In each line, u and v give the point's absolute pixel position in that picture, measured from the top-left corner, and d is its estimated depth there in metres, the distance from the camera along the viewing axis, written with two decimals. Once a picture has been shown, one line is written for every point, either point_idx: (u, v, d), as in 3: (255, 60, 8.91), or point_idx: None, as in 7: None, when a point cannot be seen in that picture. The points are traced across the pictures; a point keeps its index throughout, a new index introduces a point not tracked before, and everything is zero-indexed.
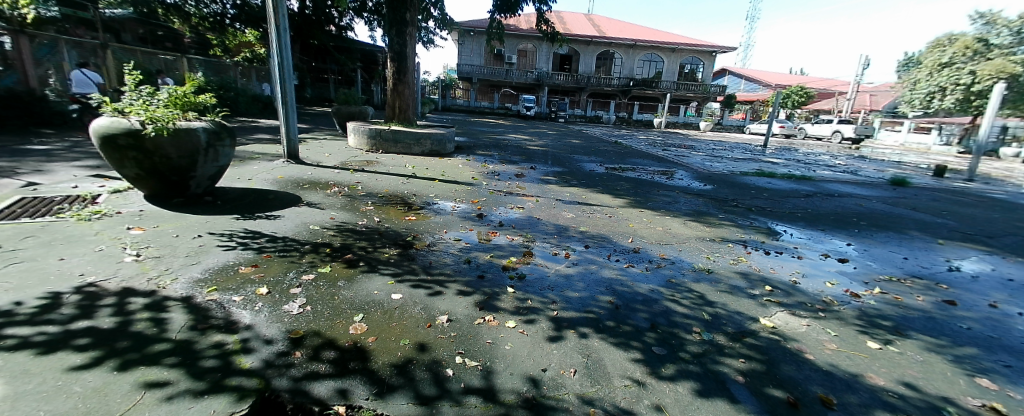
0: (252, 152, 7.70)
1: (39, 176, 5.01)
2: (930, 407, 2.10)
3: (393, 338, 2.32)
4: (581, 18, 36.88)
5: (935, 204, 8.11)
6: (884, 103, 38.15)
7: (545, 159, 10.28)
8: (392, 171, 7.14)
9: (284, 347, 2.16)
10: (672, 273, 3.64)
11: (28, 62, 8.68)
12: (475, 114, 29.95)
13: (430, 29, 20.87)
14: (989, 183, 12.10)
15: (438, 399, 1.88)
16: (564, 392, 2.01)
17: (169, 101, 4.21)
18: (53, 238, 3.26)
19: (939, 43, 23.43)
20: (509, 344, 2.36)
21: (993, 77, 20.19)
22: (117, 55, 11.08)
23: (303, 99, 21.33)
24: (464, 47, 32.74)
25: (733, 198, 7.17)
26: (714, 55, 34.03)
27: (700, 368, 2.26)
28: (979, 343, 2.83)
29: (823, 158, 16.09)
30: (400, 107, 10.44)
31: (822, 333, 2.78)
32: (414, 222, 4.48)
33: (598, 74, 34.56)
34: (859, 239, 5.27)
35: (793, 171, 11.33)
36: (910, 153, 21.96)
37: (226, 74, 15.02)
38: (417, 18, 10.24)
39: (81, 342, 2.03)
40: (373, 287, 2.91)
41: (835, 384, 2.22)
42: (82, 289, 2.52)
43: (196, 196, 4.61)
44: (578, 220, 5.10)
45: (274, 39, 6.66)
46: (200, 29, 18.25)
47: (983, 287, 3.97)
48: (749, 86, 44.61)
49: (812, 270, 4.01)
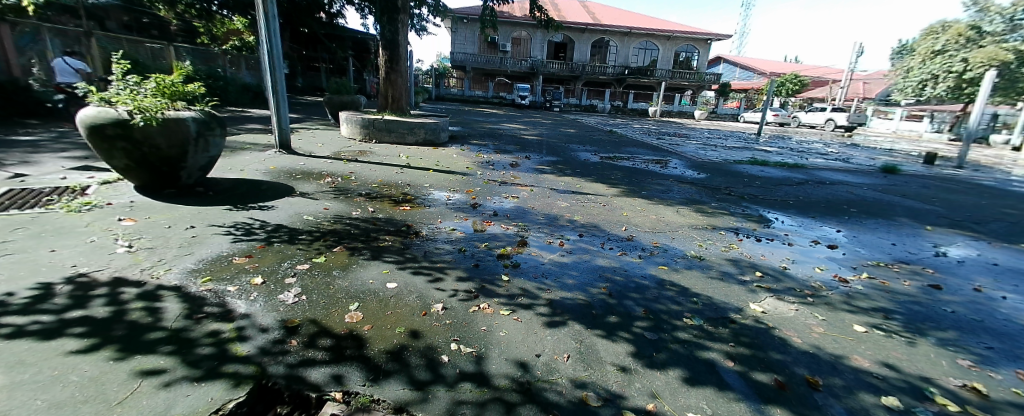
0: (242, 142, 7.62)
1: (26, 167, 4.94)
2: (911, 387, 2.17)
3: (388, 326, 2.34)
4: (576, 5, 36.42)
5: (925, 191, 8.21)
6: (876, 91, 38.39)
7: (540, 148, 10.28)
8: (385, 162, 7.10)
9: (280, 335, 2.18)
10: (664, 260, 3.70)
11: (11, 51, 8.49)
12: (470, 103, 29.81)
13: (423, 16, 20.50)
14: (979, 170, 12.27)
15: (432, 384, 1.91)
16: (558, 376, 2.05)
17: (157, 90, 4.15)
18: (43, 229, 3.23)
19: (932, 31, 23.42)
20: (504, 331, 2.39)
21: (984, 65, 20.37)
22: (102, 43, 10.76)
23: (294, 89, 21.22)
24: (457, 35, 32.25)
25: (726, 186, 7.22)
26: (710, 43, 33.84)
27: (688, 354, 2.30)
28: (964, 326, 2.90)
29: (815, 146, 16.21)
30: (393, 96, 10.38)
31: (810, 317, 2.84)
32: (409, 212, 4.50)
33: (593, 62, 34.32)
34: (849, 225, 5.35)
35: (786, 159, 11.46)
36: (901, 141, 22.24)
37: (214, 62, 14.75)
38: (408, 6, 10.07)
39: (78, 331, 2.04)
40: (368, 276, 2.92)
41: (821, 367, 2.28)
42: (73, 280, 2.51)
43: (188, 187, 4.58)
44: (573, 209, 5.13)
45: (263, 26, 6.51)
46: (185, 15, 17.15)
47: (968, 271, 4.06)
48: (744, 74, 44.47)
49: (802, 256, 4.07)
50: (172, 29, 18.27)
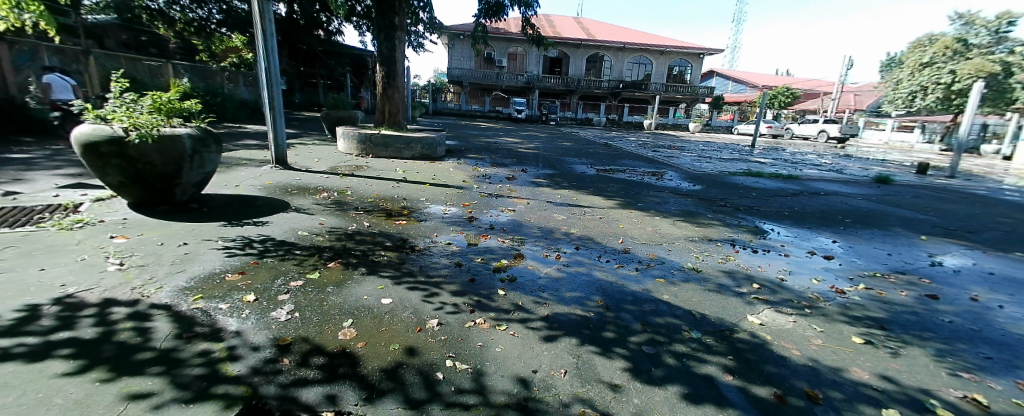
0: (238, 159, 7.60)
1: (19, 185, 4.92)
2: (911, 400, 2.14)
3: (383, 342, 2.31)
4: (571, 22, 37.15)
5: (919, 201, 8.28)
6: (868, 103, 38.92)
7: (537, 161, 10.34)
8: (382, 176, 7.11)
9: (272, 354, 2.14)
10: (661, 272, 3.69)
11: (8, 70, 8.58)
12: (466, 117, 30.09)
13: (419, 33, 20.77)
14: (972, 180, 12.40)
15: (428, 402, 1.88)
16: (555, 392, 2.02)
17: (153, 107, 4.17)
18: (33, 248, 3.19)
19: (919, 44, 23.99)
20: (500, 346, 2.36)
21: (972, 76, 20.82)
22: (101, 61, 10.84)
23: (291, 105, 21.42)
24: (454, 51, 32.68)
25: (722, 198, 7.26)
26: (702, 57, 34.42)
27: (687, 369, 2.28)
28: (961, 337, 2.88)
29: (809, 157, 16.37)
30: (389, 111, 10.42)
31: (808, 329, 2.83)
32: (404, 226, 4.49)
33: (588, 77, 34.75)
34: (845, 236, 5.38)
35: (780, 170, 11.53)
36: (893, 152, 22.50)
37: (212, 79, 14.86)
38: (405, 22, 10.19)
39: (64, 353, 2.00)
40: (362, 292, 2.89)
41: (820, 380, 2.26)
42: (62, 300, 2.47)
43: (182, 204, 4.55)
44: (569, 222, 5.13)
45: (260, 43, 6.56)
46: (185, 34, 17.73)
47: (963, 280, 4.06)
48: (737, 88, 45.12)
49: (798, 267, 4.07)
50: (171, 47, 18.08)
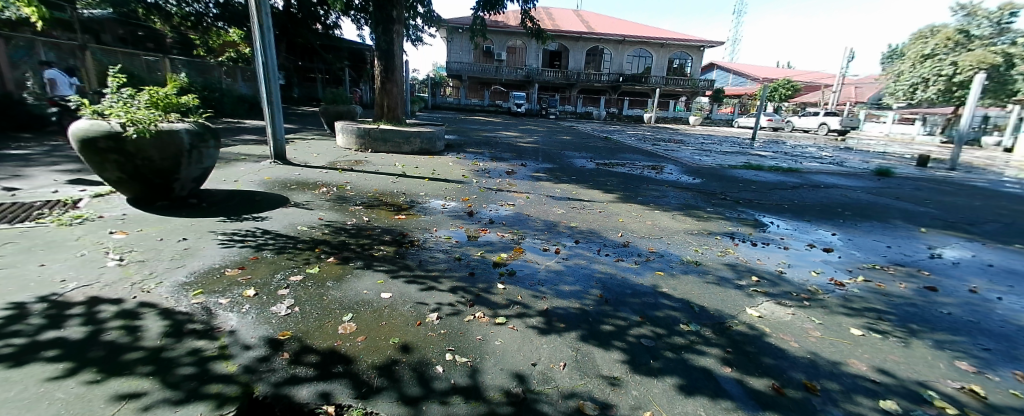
0: (237, 154, 7.58)
1: (18, 181, 4.91)
2: (910, 393, 2.14)
3: (382, 337, 2.32)
4: (570, 14, 36.91)
5: (919, 193, 8.27)
6: (868, 95, 38.78)
7: (536, 155, 10.32)
8: (381, 171, 7.09)
9: (265, 352, 2.14)
10: (660, 265, 3.69)
11: (6, 65, 8.52)
12: (466, 112, 29.99)
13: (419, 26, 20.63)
14: (972, 172, 12.38)
15: (423, 399, 1.89)
16: (552, 386, 2.03)
17: (151, 101, 4.12)
18: (32, 244, 3.20)
19: (921, 35, 23.79)
20: (499, 339, 2.37)
21: (974, 67, 20.71)
22: (98, 56, 10.69)
23: (291, 99, 21.31)
24: (453, 44, 32.44)
25: (721, 191, 7.25)
26: (702, 49, 34.22)
27: (684, 362, 2.28)
28: (959, 328, 2.89)
29: (809, 150, 16.31)
30: (389, 106, 10.37)
31: (806, 321, 2.84)
32: (404, 221, 4.48)
33: (588, 70, 34.57)
34: (844, 229, 5.37)
35: (781, 163, 11.50)
36: (894, 144, 22.44)
37: (211, 73, 14.69)
38: (404, 16, 10.11)
39: (49, 354, 1.99)
40: (361, 287, 2.89)
41: (817, 371, 2.27)
42: (50, 298, 2.47)
43: (181, 199, 4.54)
44: (568, 215, 5.13)
45: (257, 38, 6.50)
46: (182, 29, 17.72)
47: (962, 272, 4.05)
48: (738, 80, 44.85)
49: (797, 260, 4.06)
50: (168, 41, 18.35)
